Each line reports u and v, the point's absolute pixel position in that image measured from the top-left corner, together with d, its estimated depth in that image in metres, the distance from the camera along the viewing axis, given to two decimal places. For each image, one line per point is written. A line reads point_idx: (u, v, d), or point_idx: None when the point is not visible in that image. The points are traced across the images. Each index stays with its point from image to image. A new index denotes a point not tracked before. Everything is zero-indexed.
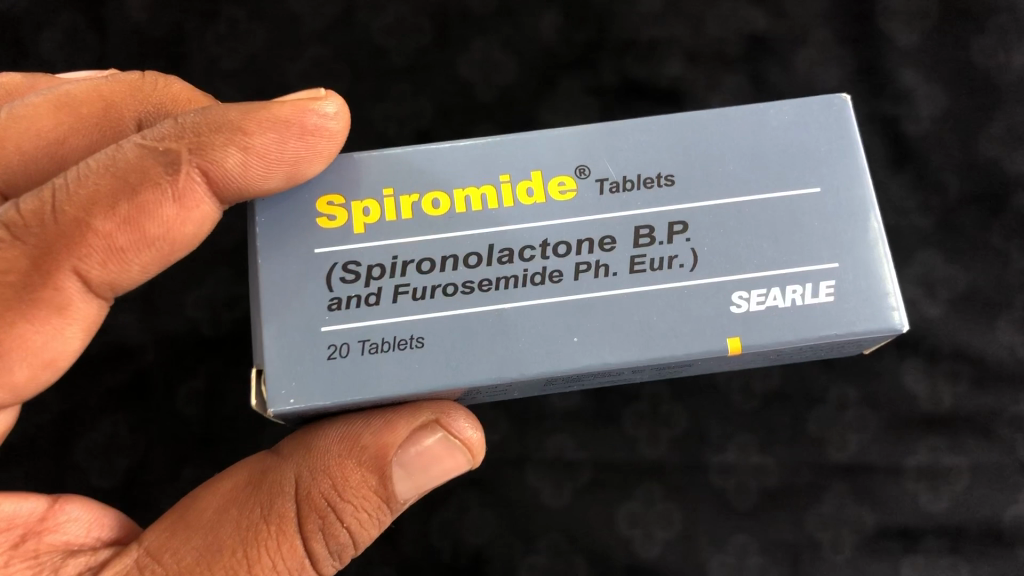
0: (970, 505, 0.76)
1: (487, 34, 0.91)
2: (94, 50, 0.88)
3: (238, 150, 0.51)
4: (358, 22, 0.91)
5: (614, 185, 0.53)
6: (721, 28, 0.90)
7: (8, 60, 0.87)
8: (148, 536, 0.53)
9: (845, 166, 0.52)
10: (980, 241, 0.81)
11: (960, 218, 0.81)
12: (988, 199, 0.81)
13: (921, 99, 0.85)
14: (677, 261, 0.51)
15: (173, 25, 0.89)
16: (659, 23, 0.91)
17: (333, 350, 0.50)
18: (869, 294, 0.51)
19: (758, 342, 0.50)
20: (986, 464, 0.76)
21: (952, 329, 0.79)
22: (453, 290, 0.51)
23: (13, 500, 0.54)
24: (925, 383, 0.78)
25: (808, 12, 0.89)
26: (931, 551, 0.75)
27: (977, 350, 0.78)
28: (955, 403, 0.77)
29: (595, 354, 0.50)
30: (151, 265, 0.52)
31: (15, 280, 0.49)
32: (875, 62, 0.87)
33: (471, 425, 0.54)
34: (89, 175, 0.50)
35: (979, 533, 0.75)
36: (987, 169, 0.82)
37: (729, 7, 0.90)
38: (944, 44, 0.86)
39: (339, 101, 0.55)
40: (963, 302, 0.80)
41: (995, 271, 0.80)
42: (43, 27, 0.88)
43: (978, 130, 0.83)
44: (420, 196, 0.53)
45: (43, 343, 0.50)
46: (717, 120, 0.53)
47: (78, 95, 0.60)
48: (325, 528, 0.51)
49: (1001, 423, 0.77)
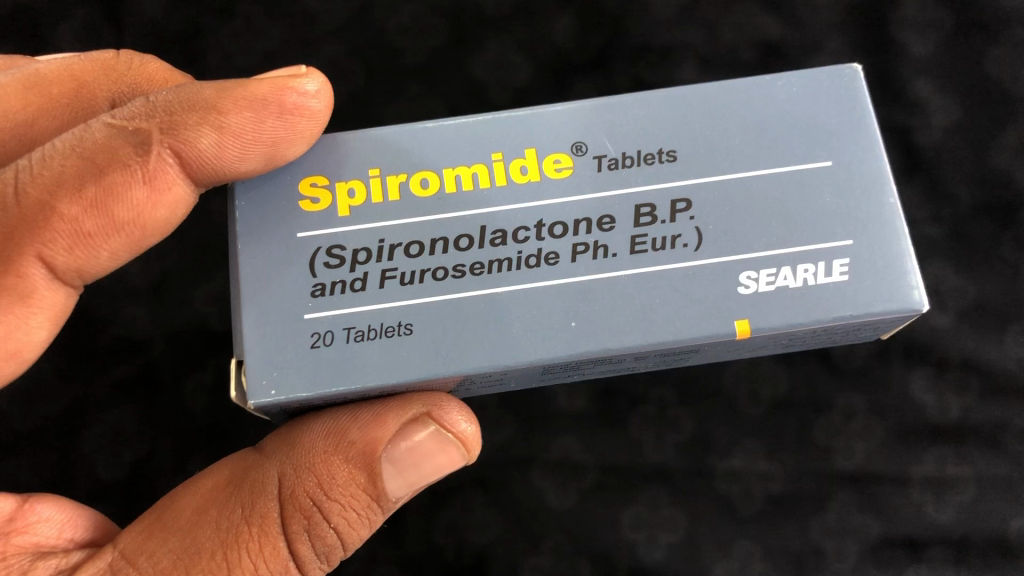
0: (974, 516, 0.72)
1: (499, 32, 0.88)
2: (99, 38, 0.85)
3: (212, 130, 0.49)
4: (372, 14, 0.88)
5: (612, 162, 0.50)
6: (735, 35, 0.87)
7: (13, 49, 0.84)
8: (125, 537, 0.50)
9: (860, 138, 0.49)
10: (991, 252, 0.77)
11: (970, 228, 0.78)
12: (1000, 210, 0.78)
13: (934, 108, 0.82)
14: (681, 241, 0.48)
15: (181, 15, 0.86)
16: (672, 27, 0.88)
17: (316, 339, 0.47)
18: (887, 269, 0.47)
19: (768, 325, 0.47)
20: (998, 476, 0.73)
21: (962, 339, 0.76)
22: (443, 274, 0.48)
23: None
24: (933, 393, 0.75)
25: (823, 20, 0.86)
26: (936, 561, 0.72)
27: (986, 360, 0.75)
28: (964, 413, 0.74)
29: (594, 340, 0.47)
30: (121, 251, 0.50)
31: None
32: (888, 71, 0.83)
33: (465, 418, 0.50)
34: (55, 155, 0.48)
35: (985, 544, 0.72)
36: (998, 180, 0.79)
37: (744, 12, 0.87)
38: (958, 55, 0.83)
39: (321, 79, 0.52)
40: (973, 312, 0.76)
41: (1006, 280, 0.77)
42: (51, 16, 0.85)
43: (992, 141, 0.80)
44: (408, 175, 0.50)
45: (5, 333, 0.48)
46: (722, 94, 0.50)
47: (48, 75, 0.58)
48: (310, 529, 0.48)
49: (1009, 436, 0.73)
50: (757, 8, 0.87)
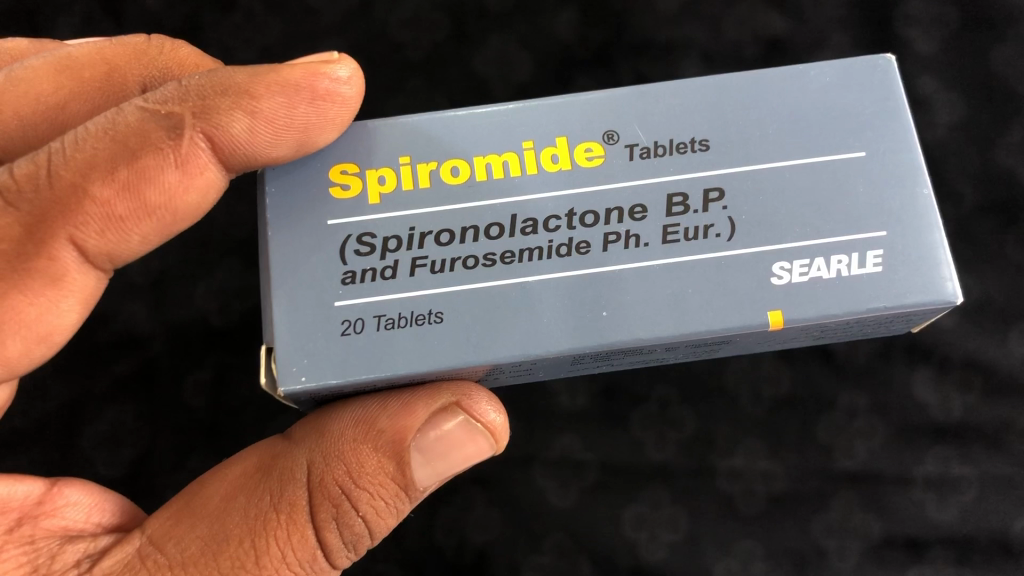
0: (977, 516, 0.73)
1: (504, 28, 0.88)
2: (104, 29, 0.85)
3: (244, 114, 0.49)
4: (376, 10, 0.88)
5: (644, 151, 0.50)
6: (738, 31, 0.87)
7: (16, 36, 0.84)
8: (152, 524, 0.49)
9: (891, 128, 0.50)
10: (993, 251, 0.79)
11: (973, 227, 0.79)
12: (1003, 209, 0.79)
13: (938, 107, 0.83)
14: (713, 230, 0.48)
15: (186, 13, 0.86)
16: (676, 24, 0.88)
17: (347, 326, 0.47)
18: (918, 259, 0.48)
19: (801, 316, 0.47)
20: (1000, 476, 0.74)
21: (964, 338, 0.77)
22: (474, 262, 0.48)
23: (8, 482, 0.51)
24: (935, 392, 0.76)
25: (827, 17, 0.87)
26: (937, 561, 0.73)
27: (989, 360, 0.76)
28: (966, 413, 0.75)
29: (626, 330, 0.47)
30: (151, 236, 0.50)
31: (8, 248, 0.46)
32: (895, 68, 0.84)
33: (494, 408, 0.50)
34: (87, 138, 0.47)
35: (987, 544, 0.73)
36: (1002, 179, 0.80)
37: (748, 10, 0.88)
38: (962, 53, 0.84)
39: (353, 65, 0.52)
40: (976, 312, 0.77)
41: (1009, 279, 0.78)
42: (56, 6, 0.85)
43: (996, 139, 0.81)
44: (439, 163, 0.50)
45: (37, 316, 0.47)
46: (754, 85, 0.51)
47: (79, 58, 0.58)
48: (339, 517, 0.48)
49: (1012, 435, 0.74)
50: (762, 6, 0.88)
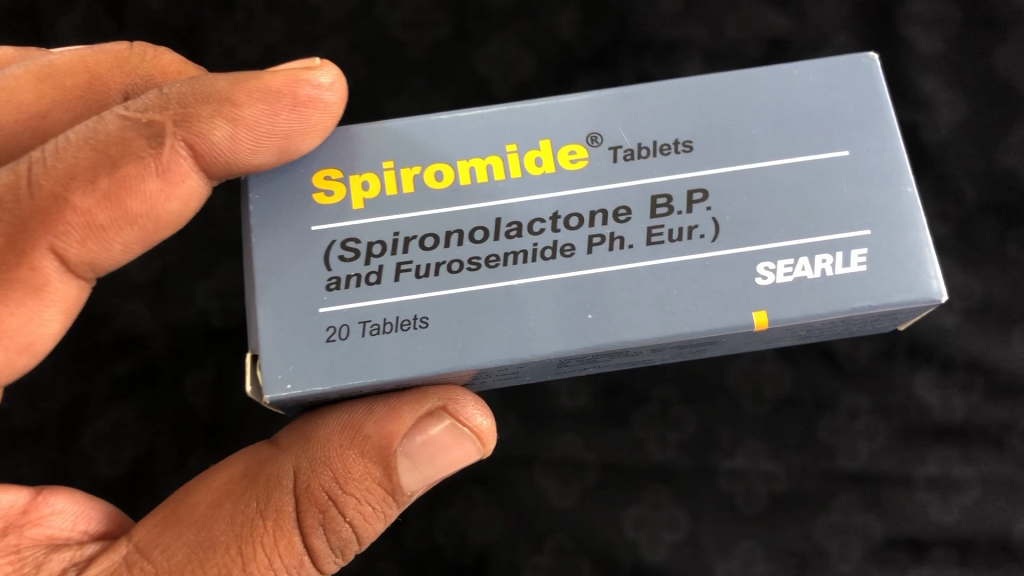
0: (980, 517, 0.73)
1: (505, 27, 0.87)
2: (106, 31, 0.85)
3: (225, 122, 0.49)
4: (378, 10, 0.88)
5: (628, 153, 0.50)
6: (741, 33, 0.86)
7: (18, 37, 0.84)
8: (139, 531, 0.50)
9: (877, 126, 0.49)
10: (995, 251, 0.78)
11: (976, 226, 0.79)
12: (1006, 209, 0.79)
13: (941, 106, 0.82)
14: (698, 231, 0.48)
15: (187, 11, 0.86)
16: (677, 22, 0.87)
17: (332, 333, 0.47)
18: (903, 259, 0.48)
19: (786, 317, 0.47)
20: (1003, 478, 0.73)
21: (967, 338, 0.76)
22: (458, 267, 0.48)
23: None
24: (937, 392, 0.75)
25: (829, 15, 0.86)
26: (939, 563, 0.72)
27: (992, 361, 0.75)
28: (968, 413, 0.75)
29: (611, 332, 0.47)
30: (133, 244, 0.50)
31: None
32: (896, 66, 0.84)
33: (481, 412, 0.50)
34: (68, 148, 0.48)
35: (989, 546, 0.72)
36: (1006, 179, 0.79)
37: (750, 8, 0.87)
38: (966, 51, 0.83)
39: (335, 72, 0.52)
40: (978, 312, 0.77)
41: (1012, 279, 0.77)
42: (59, 7, 0.85)
43: (999, 139, 0.81)
44: (422, 168, 0.50)
45: (19, 327, 0.48)
46: (739, 84, 0.50)
47: (61, 66, 0.58)
48: (325, 523, 0.48)
49: (1015, 436, 0.74)
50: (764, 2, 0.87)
